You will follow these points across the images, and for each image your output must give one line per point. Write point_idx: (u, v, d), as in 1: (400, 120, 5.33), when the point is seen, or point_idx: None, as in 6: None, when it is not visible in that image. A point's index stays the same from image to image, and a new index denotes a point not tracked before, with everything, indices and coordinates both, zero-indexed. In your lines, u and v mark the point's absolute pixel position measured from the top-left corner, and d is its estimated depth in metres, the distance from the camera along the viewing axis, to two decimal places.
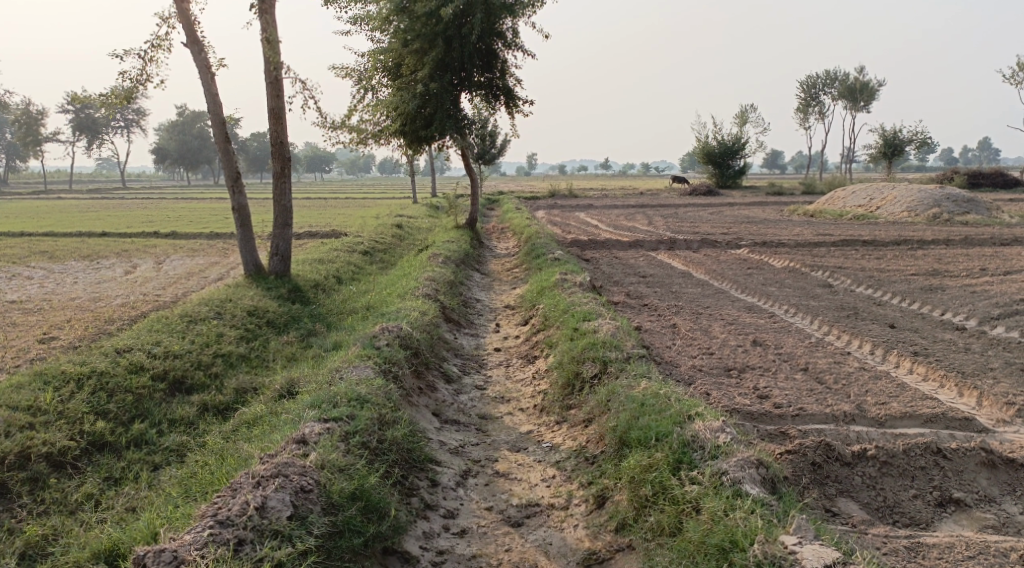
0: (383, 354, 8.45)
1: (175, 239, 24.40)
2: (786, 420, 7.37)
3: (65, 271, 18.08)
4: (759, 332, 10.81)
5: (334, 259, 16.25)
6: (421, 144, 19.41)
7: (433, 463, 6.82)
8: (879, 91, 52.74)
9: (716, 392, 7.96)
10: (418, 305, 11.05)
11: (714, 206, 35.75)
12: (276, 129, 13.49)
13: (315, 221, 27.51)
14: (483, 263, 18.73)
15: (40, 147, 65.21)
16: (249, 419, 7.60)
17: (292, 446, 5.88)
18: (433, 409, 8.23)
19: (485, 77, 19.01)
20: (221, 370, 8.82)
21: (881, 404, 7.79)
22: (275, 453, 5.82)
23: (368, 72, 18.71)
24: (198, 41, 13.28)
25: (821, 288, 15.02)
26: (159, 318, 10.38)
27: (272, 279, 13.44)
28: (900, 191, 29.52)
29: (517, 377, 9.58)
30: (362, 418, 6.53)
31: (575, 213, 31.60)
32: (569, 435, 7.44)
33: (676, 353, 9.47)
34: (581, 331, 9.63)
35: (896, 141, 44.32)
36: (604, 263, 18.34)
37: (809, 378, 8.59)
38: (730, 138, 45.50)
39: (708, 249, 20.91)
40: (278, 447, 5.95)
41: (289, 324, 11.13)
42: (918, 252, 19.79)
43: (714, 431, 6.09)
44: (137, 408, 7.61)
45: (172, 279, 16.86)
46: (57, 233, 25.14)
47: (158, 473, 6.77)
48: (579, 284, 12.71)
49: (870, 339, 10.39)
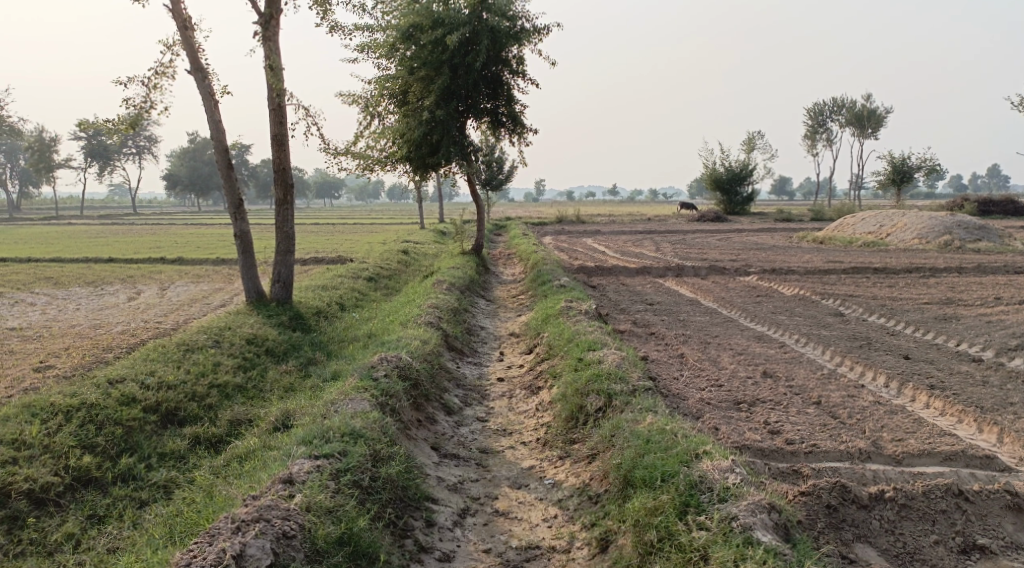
0: (381, 385, 8.20)
1: (181, 265, 24.32)
2: (798, 457, 7.09)
3: (68, 297, 17.95)
4: (769, 363, 10.52)
5: (338, 285, 16.07)
6: (427, 170, 19.26)
7: (430, 502, 6.55)
8: (887, 118, 52.67)
9: (726, 426, 7.68)
10: (420, 334, 10.82)
11: (723, 232, 35.55)
12: (279, 155, 13.38)
13: (321, 246, 27.44)
14: (489, 289, 18.54)
15: (52, 173, 65.67)
16: (241, 453, 7.35)
17: (278, 487, 5.64)
18: (432, 442, 7.97)
19: (492, 104, 18.89)
20: (216, 401, 8.59)
21: (897, 441, 7.51)
22: (260, 494, 5.58)
23: (374, 99, 18.67)
24: (202, 68, 13.23)
25: (832, 316, 14.75)
26: (156, 346, 10.17)
27: (273, 306, 13.25)
28: (911, 218, 29.25)
29: (519, 408, 9.31)
30: (354, 455, 6.28)
31: (582, 239, 31.41)
32: (572, 471, 7.16)
33: (684, 385, 9.20)
34: (585, 362, 9.37)
35: (905, 168, 44.12)
36: (611, 290, 18.11)
37: (822, 413, 8.30)
38: (738, 164, 45.41)
39: (716, 276, 20.67)
40: (263, 488, 5.70)
41: (289, 353, 10.91)
42: (930, 280, 19.48)
43: (724, 471, 5.80)
44: (126, 441, 7.38)
45: (175, 305, 16.71)
46: (64, 259, 25.10)
47: (144, 511, 6.53)
48: (585, 312, 12.48)
49: (884, 371, 10.10)
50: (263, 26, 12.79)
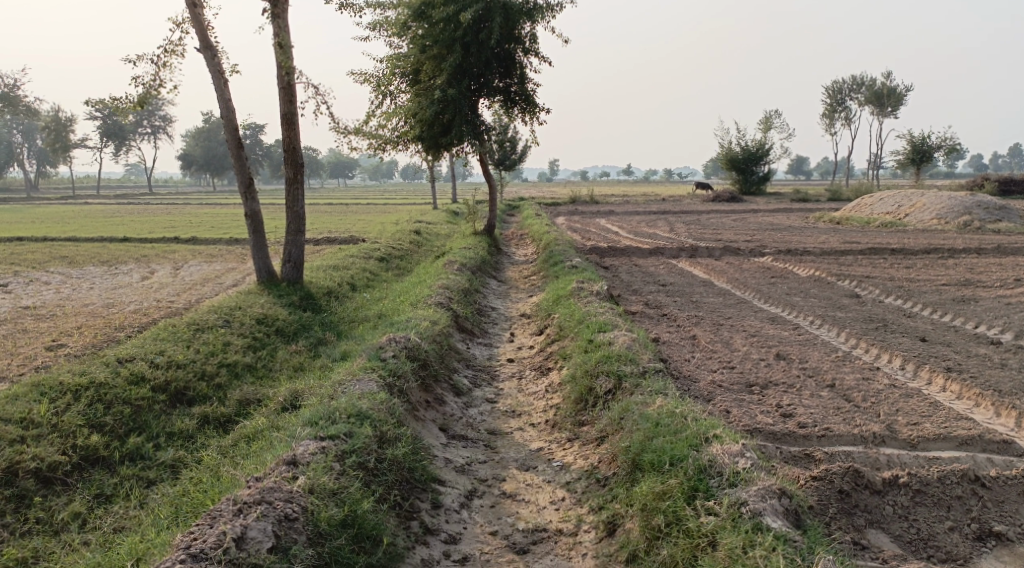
0: (389, 365, 8.14)
1: (195, 244, 24.36)
2: (811, 441, 6.99)
3: (83, 276, 18.02)
4: (783, 344, 10.39)
5: (349, 266, 16.02)
6: (439, 150, 19.09)
7: (436, 483, 6.50)
8: (907, 96, 51.87)
9: (738, 409, 7.57)
10: (430, 314, 10.74)
11: (738, 212, 35.23)
12: (289, 134, 13.28)
13: (333, 226, 27.39)
14: (501, 270, 18.45)
15: (68, 153, 65.93)
16: (249, 433, 7.33)
17: (281, 468, 5.61)
18: (440, 423, 7.92)
19: (504, 83, 18.68)
20: (225, 381, 8.56)
21: (912, 425, 7.38)
22: (263, 476, 5.55)
23: (386, 78, 18.52)
24: (211, 46, 13.13)
25: (847, 298, 14.56)
26: (167, 325, 10.16)
27: (284, 286, 13.22)
28: (929, 198, 28.83)
29: (529, 390, 9.25)
30: (360, 436, 6.23)
31: (596, 220, 31.15)
32: (581, 454, 7.09)
33: (695, 367, 9.08)
34: (595, 343, 9.27)
35: (924, 147, 43.48)
36: (624, 271, 17.96)
37: (836, 396, 8.18)
38: (754, 144, 44.90)
39: (730, 256, 20.47)
40: (267, 469, 5.67)
41: (299, 333, 10.87)
42: (948, 261, 19.19)
43: (734, 456, 5.71)
44: (135, 421, 7.37)
45: (187, 285, 16.72)
46: (79, 238, 25.20)
47: (152, 491, 6.53)
48: (596, 293, 12.35)
49: (899, 353, 9.95)
50: (272, 3, 12.65)
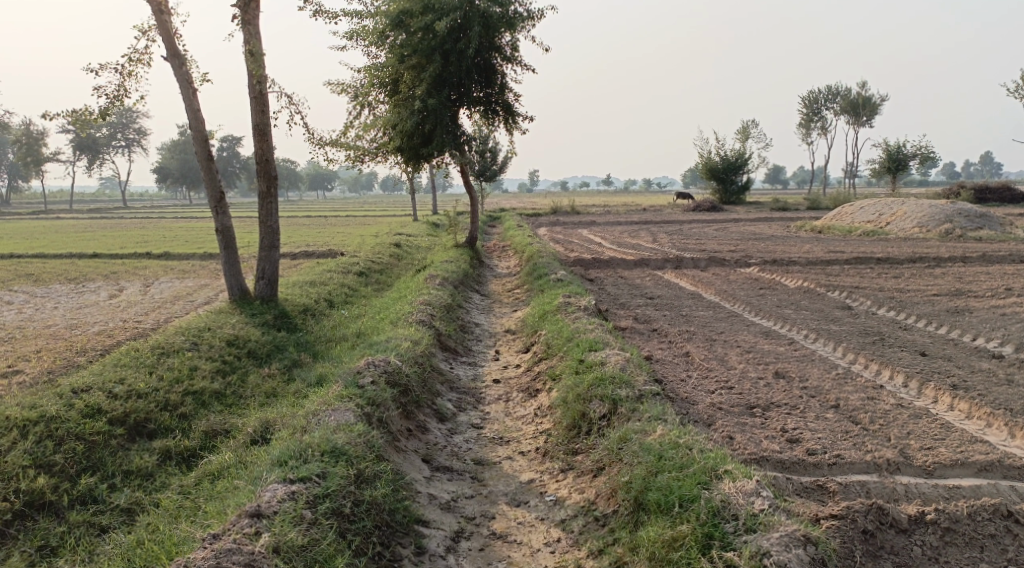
0: (367, 393, 7.55)
1: (167, 260, 23.59)
2: (822, 469, 6.52)
3: (48, 295, 17.25)
4: (780, 361, 9.93)
5: (327, 281, 15.41)
6: (419, 161, 18.56)
7: (420, 525, 5.96)
8: (882, 105, 52.08)
9: (741, 435, 7.09)
10: (411, 334, 10.18)
11: (719, 221, 35.00)
12: (261, 145, 12.68)
13: (312, 240, 26.78)
14: (484, 283, 17.95)
15: (41, 167, 64.70)
16: (213, 471, 6.79)
17: (243, 522, 5.06)
18: (423, 454, 7.37)
19: (484, 93, 18.22)
20: (191, 411, 7.96)
21: (926, 450, 6.93)
22: (222, 533, 5.00)
23: (364, 88, 17.98)
24: (179, 54, 12.52)
25: (840, 310, 14.18)
26: (130, 349, 9.51)
27: (258, 304, 12.59)
28: (911, 206, 28.67)
29: (517, 413, 8.71)
30: (335, 478, 5.67)
31: (578, 231, 30.72)
32: (576, 487, 6.57)
33: (692, 388, 8.59)
34: (586, 364, 8.75)
35: (900, 156, 43.54)
36: (609, 284, 17.51)
37: (843, 418, 7.71)
38: (734, 153, 44.79)
39: (716, 267, 20.10)
40: (227, 524, 5.12)
41: (272, 355, 10.25)
42: (936, 270, 18.91)
43: (749, 495, 5.30)
44: (88, 459, 6.77)
45: (157, 304, 16.04)
46: (47, 255, 24.33)
47: (104, 540, 5.98)
48: (584, 308, 11.86)
49: (901, 369, 9.52)
50: (242, 8, 12.09)
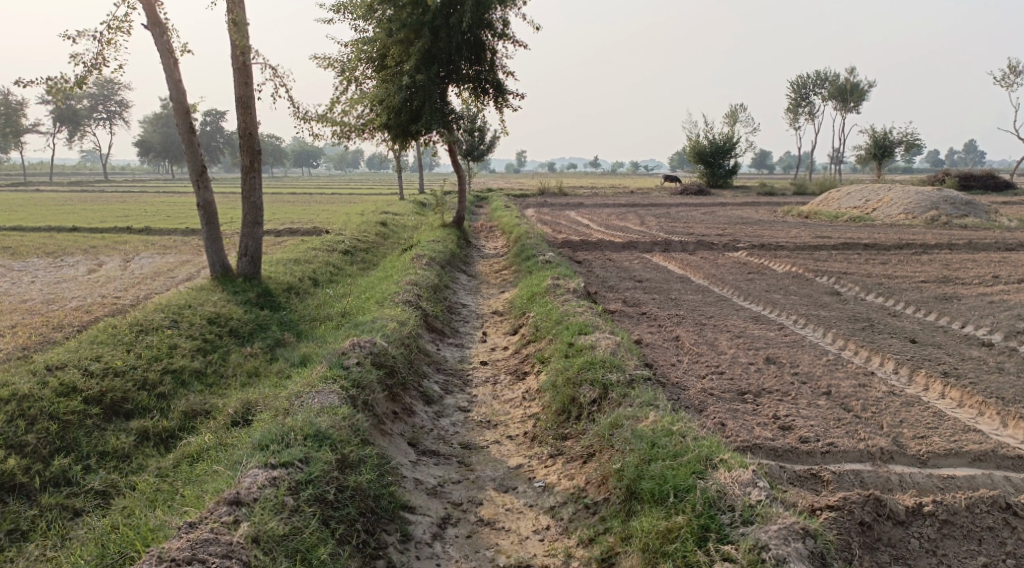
0: (352, 375, 7.36)
1: (149, 235, 23.19)
2: (815, 458, 6.42)
3: (25, 269, 16.88)
4: (771, 347, 9.82)
5: (311, 259, 15.14)
6: (406, 138, 18.25)
7: (406, 511, 5.81)
8: (869, 92, 52.07)
9: (733, 422, 6.97)
10: (397, 314, 9.97)
11: (706, 205, 34.89)
12: (244, 119, 12.36)
13: (297, 217, 26.44)
14: (471, 263, 17.74)
15: (20, 138, 63.50)
16: (192, 453, 6.60)
17: (221, 511, 4.88)
18: (409, 437, 7.21)
19: (474, 70, 17.91)
20: (170, 391, 7.75)
21: (920, 439, 6.84)
22: (198, 521, 4.82)
23: (351, 63, 17.64)
24: (160, 23, 12.15)
25: (829, 295, 14.10)
26: (108, 326, 9.26)
27: (240, 282, 12.31)
28: (897, 193, 28.67)
29: (505, 397, 8.55)
30: (318, 463, 5.49)
31: (565, 212, 30.50)
32: (565, 473, 6.43)
33: (683, 373, 8.46)
34: (576, 347, 8.59)
35: (887, 142, 43.54)
36: (597, 266, 17.35)
37: (835, 405, 7.60)
38: (722, 136, 44.62)
39: (704, 251, 19.99)
40: (204, 511, 4.94)
41: (255, 333, 10.03)
42: (923, 257, 18.89)
43: (745, 486, 5.21)
44: (62, 439, 6.56)
45: (137, 279, 15.71)
46: (25, 228, 23.85)
47: (77, 524, 5.79)
48: (573, 290, 11.70)
49: (892, 356, 9.44)
50: None
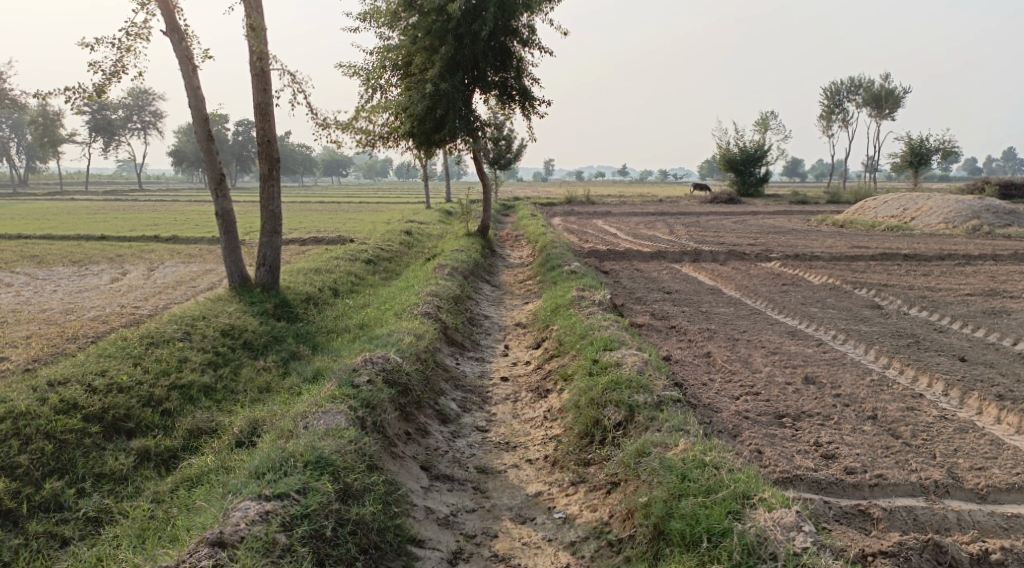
0: (362, 393, 6.93)
1: (174, 244, 23.06)
2: (862, 491, 5.89)
3: (49, 277, 16.76)
4: (809, 365, 9.24)
5: (333, 269, 14.79)
6: (431, 147, 17.88)
7: (413, 546, 5.43)
8: (905, 98, 50.82)
9: (771, 449, 6.45)
10: (414, 327, 9.56)
11: (737, 214, 34.13)
12: (263, 126, 12.08)
13: (322, 226, 26.20)
14: (494, 273, 17.32)
15: (57, 148, 64.46)
16: (192, 476, 6.27)
17: (201, 553, 4.53)
18: (422, 461, 6.78)
19: (499, 77, 17.51)
20: (175, 407, 7.40)
21: (977, 470, 6.26)
22: (175, 566, 4.50)
23: (376, 70, 17.36)
24: (178, 29, 11.91)
25: (868, 309, 13.44)
26: (119, 338, 8.93)
27: (258, 292, 11.98)
28: (936, 202, 27.72)
29: (525, 416, 8.08)
30: (316, 494, 5.14)
31: (593, 221, 29.96)
32: (588, 503, 5.96)
33: (715, 393, 7.94)
34: (601, 365, 8.10)
35: (923, 150, 42.39)
36: (625, 277, 16.84)
37: (881, 431, 7.02)
38: (753, 144, 43.78)
39: (735, 261, 19.36)
40: (185, 552, 4.61)
41: (269, 346, 9.66)
42: (966, 268, 18.07)
43: (789, 530, 4.77)
44: (57, 460, 6.24)
45: (158, 289, 15.49)
46: (54, 236, 23.87)
47: (63, 555, 5.50)
48: (598, 302, 11.21)
49: (941, 376, 8.81)
50: None
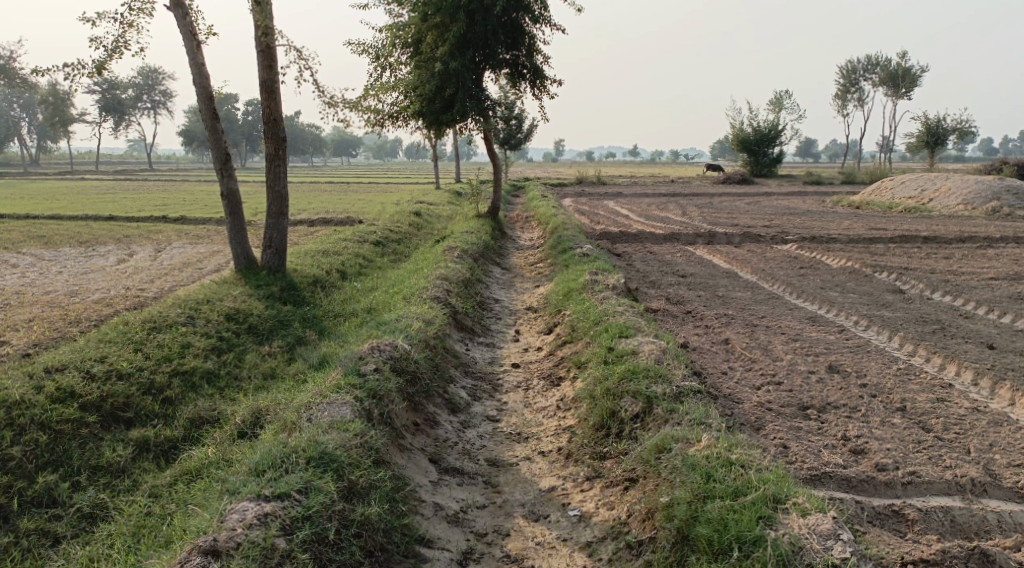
0: (368, 383, 6.64)
1: (183, 224, 22.81)
2: (895, 490, 5.60)
3: (55, 258, 16.56)
4: (832, 353, 8.90)
5: (341, 251, 14.50)
6: (440, 127, 17.49)
7: (422, 546, 5.18)
8: (922, 78, 49.91)
9: (797, 444, 6.14)
10: (423, 312, 9.27)
11: (751, 195, 33.64)
12: (268, 104, 11.74)
13: (332, 206, 25.89)
14: (505, 255, 17.02)
15: (67, 127, 64.29)
16: (190, 470, 6.04)
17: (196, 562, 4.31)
18: (430, 453, 6.51)
19: (511, 55, 17.12)
20: (177, 395, 7.14)
21: (1016, 467, 5.94)
22: None
23: (385, 48, 16.97)
24: (182, 3, 11.56)
25: (889, 294, 13.07)
26: (121, 322, 8.65)
27: (265, 275, 11.70)
28: (955, 182, 27.16)
29: (537, 405, 7.79)
30: (318, 494, 4.91)
31: (604, 202, 29.51)
32: (604, 500, 5.69)
33: (735, 383, 7.63)
34: (616, 353, 7.78)
35: (940, 130, 41.63)
36: (638, 260, 16.52)
37: (911, 424, 6.70)
38: (767, 124, 43.11)
39: (751, 244, 18.97)
40: (180, 560, 4.39)
41: (276, 331, 9.39)
42: (988, 252, 17.61)
43: (825, 539, 4.51)
44: (53, 452, 6.01)
45: (164, 271, 15.24)
46: (63, 217, 23.66)
47: (56, 555, 5.31)
48: (612, 287, 10.88)
49: (970, 365, 8.46)
50: None
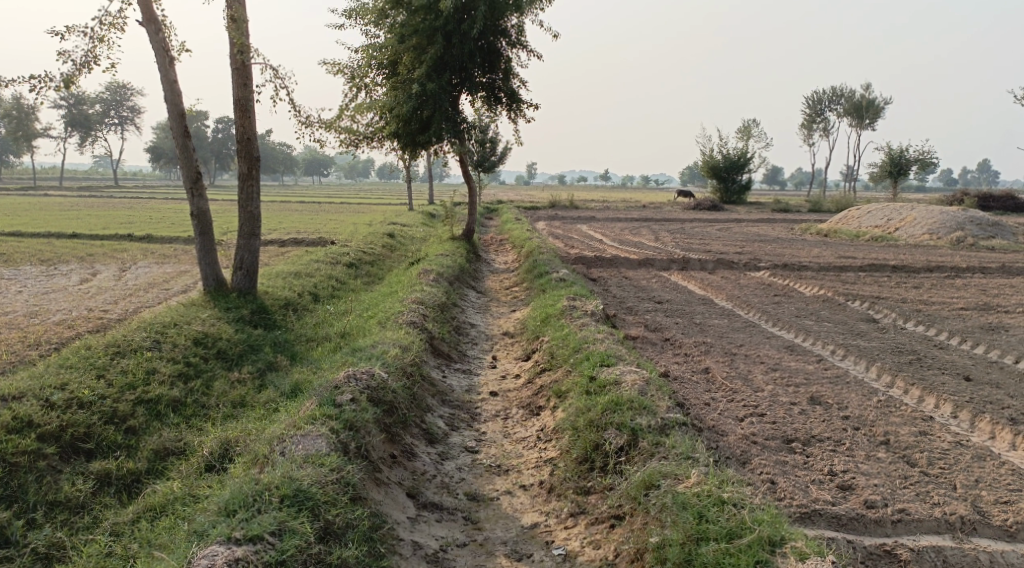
0: (344, 414, 6.39)
1: (149, 243, 22.28)
2: (885, 528, 5.51)
3: (15, 277, 16.00)
4: (813, 384, 8.81)
5: (313, 273, 14.21)
6: (416, 149, 17.33)
7: None
8: (885, 109, 51.00)
9: (785, 479, 6.03)
10: (399, 338, 9.04)
11: (722, 221, 33.91)
12: (242, 123, 11.49)
13: (303, 227, 25.55)
14: (480, 279, 16.86)
15: (31, 142, 63.02)
16: (155, 506, 5.77)
17: None
18: (408, 487, 6.27)
19: (488, 78, 17.06)
20: (142, 425, 6.81)
21: (1003, 504, 5.88)
22: None
23: (361, 69, 16.80)
24: (155, 19, 11.30)
25: (864, 323, 13.12)
26: (83, 346, 8.30)
27: (234, 297, 11.38)
28: (920, 212, 27.63)
29: (517, 435, 7.59)
30: (293, 537, 4.75)
31: (577, 226, 29.53)
32: (589, 539, 5.55)
33: (719, 415, 7.50)
34: (598, 383, 7.61)
35: (903, 160, 42.48)
36: (613, 285, 16.47)
37: (896, 458, 6.62)
38: (736, 151, 43.65)
39: (724, 270, 19.04)
40: None
41: (245, 355, 9.08)
42: (956, 281, 17.84)
43: None
44: (7, 487, 5.68)
45: (128, 291, 14.78)
46: (24, 234, 22.99)
47: None
48: (591, 313, 10.74)
49: (949, 398, 8.43)
50: None
